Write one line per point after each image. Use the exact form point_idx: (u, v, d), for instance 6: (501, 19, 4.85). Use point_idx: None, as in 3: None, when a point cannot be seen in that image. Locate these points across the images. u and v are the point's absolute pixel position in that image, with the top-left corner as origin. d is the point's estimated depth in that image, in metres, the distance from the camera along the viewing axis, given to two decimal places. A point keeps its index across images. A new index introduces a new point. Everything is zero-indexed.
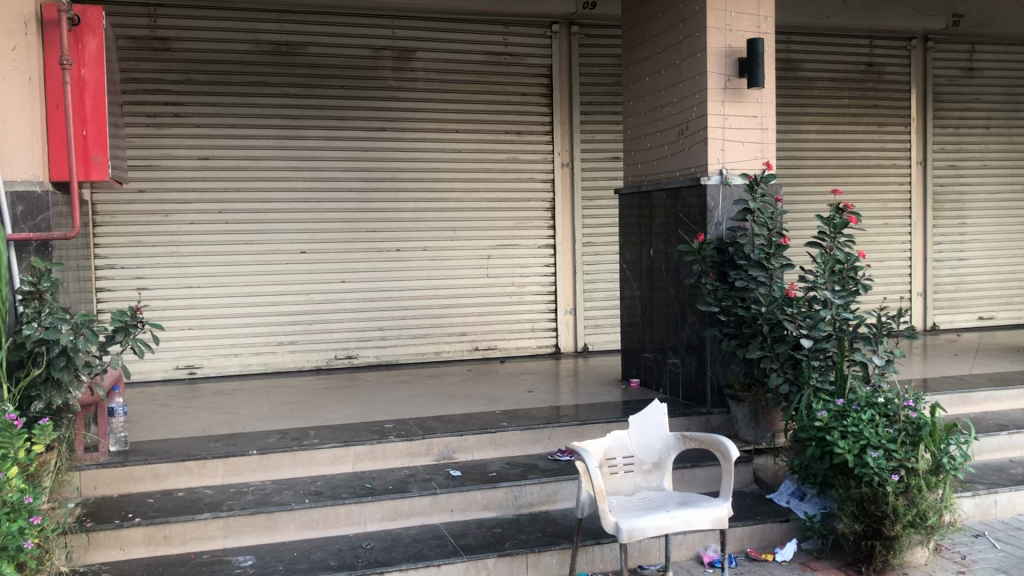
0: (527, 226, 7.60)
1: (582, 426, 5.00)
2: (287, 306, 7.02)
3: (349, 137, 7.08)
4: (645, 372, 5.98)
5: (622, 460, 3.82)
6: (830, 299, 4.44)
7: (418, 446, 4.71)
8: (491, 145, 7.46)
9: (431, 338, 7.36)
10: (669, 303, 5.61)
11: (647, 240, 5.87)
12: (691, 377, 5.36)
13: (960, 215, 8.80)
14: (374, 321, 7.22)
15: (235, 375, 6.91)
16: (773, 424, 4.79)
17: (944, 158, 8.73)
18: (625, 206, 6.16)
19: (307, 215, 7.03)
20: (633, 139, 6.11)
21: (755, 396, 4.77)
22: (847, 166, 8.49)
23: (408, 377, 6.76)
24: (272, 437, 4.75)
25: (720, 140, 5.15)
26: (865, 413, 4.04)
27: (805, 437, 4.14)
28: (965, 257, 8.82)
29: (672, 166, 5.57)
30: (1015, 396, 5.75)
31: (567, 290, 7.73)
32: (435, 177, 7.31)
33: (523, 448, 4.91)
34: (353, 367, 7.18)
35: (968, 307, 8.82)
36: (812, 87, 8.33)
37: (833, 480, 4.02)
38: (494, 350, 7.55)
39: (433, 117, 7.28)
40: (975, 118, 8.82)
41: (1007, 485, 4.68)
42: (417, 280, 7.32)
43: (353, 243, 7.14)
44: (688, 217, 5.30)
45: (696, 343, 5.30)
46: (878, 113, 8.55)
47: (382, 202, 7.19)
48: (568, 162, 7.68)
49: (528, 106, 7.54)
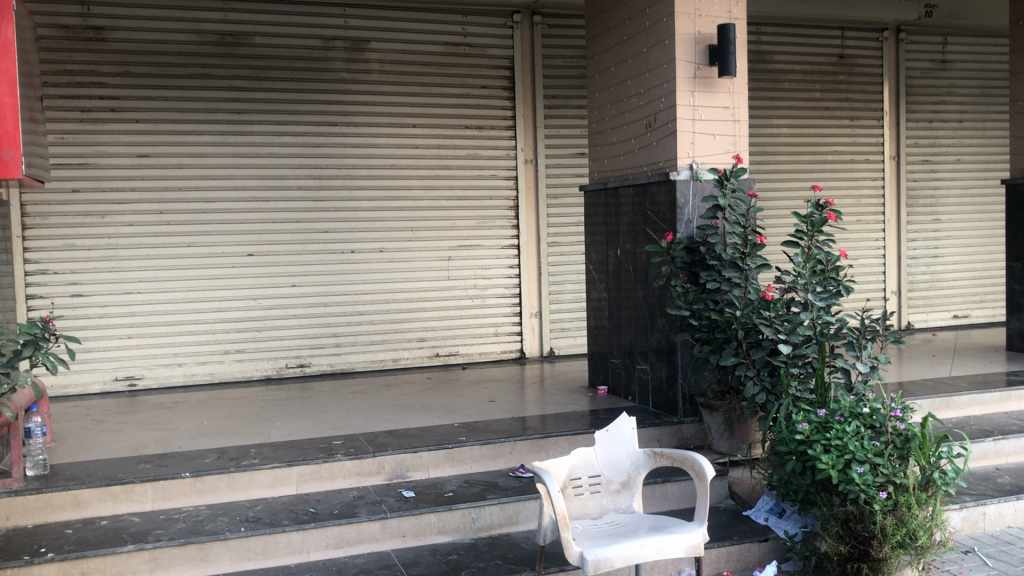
0: (490, 226, 7.25)
1: (546, 439, 4.65)
2: (234, 313, 6.62)
3: (299, 132, 6.69)
4: (613, 379, 5.66)
5: (588, 480, 3.49)
6: (811, 301, 4.12)
7: (369, 465, 4.35)
8: (451, 141, 7.09)
9: (388, 345, 7.00)
10: (637, 306, 5.28)
11: (614, 239, 5.55)
12: (661, 385, 5.05)
13: (934, 211, 8.59)
14: (328, 326, 6.84)
15: (179, 386, 6.51)
16: (749, 434, 4.56)
17: (917, 152, 8.52)
18: (591, 204, 5.85)
19: (254, 215, 6.63)
20: (598, 133, 5.79)
21: (730, 405, 4.52)
22: (819, 161, 8.25)
23: (364, 387, 6.39)
24: (208, 457, 4.36)
25: (691, 132, 4.84)
26: (849, 424, 3.72)
27: (785, 450, 3.81)
28: (939, 254, 8.61)
29: (639, 160, 5.24)
30: (998, 399, 5.50)
31: (532, 292, 7.40)
32: (392, 175, 6.95)
33: (481, 465, 4.55)
34: (306, 376, 6.80)
35: (943, 305, 8.61)
36: (783, 81, 8.07)
37: (816, 498, 3.72)
38: (456, 356, 7.20)
39: (389, 111, 6.91)
40: (948, 112, 8.60)
41: (997, 497, 4.42)
42: (373, 283, 6.95)
43: (304, 244, 6.76)
44: (657, 215, 4.98)
45: (665, 348, 4.98)
46: (850, 107, 8.31)
47: (335, 201, 6.81)
48: (531, 158, 7.34)
49: (489, 100, 7.19)
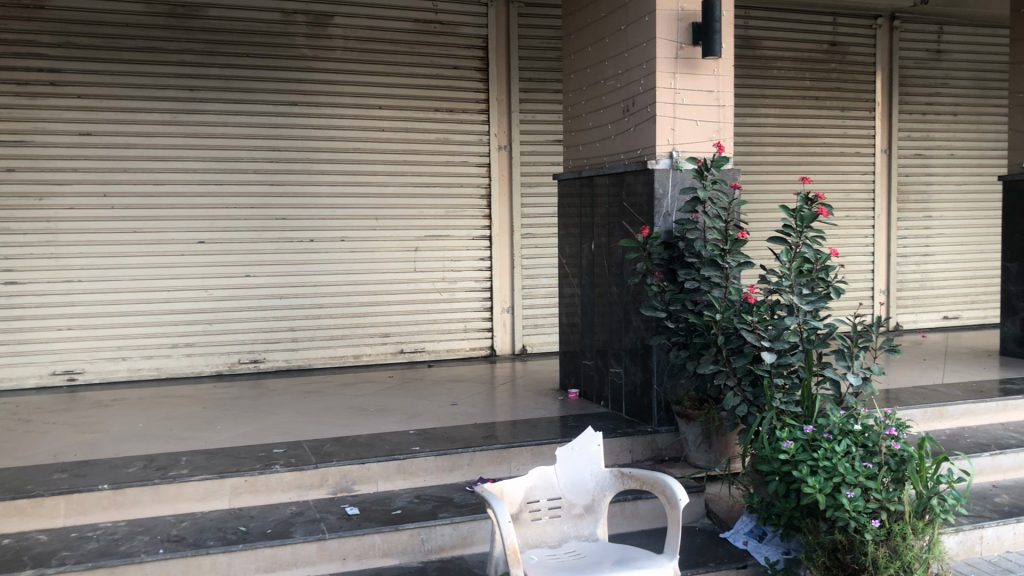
0: (460, 215, 6.83)
1: (508, 449, 4.25)
2: (182, 304, 6.19)
3: (256, 112, 6.26)
4: (585, 382, 5.28)
5: (546, 504, 3.11)
6: (797, 304, 3.73)
7: (311, 477, 3.95)
8: (420, 124, 6.67)
9: (349, 340, 6.59)
10: (612, 305, 4.89)
11: (588, 232, 5.16)
12: (635, 391, 4.67)
13: (926, 208, 8.24)
14: (284, 320, 6.43)
15: (123, 381, 6.08)
16: (729, 448, 4.17)
17: (909, 145, 8.17)
18: (565, 194, 5.45)
19: (207, 199, 6.20)
20: (573, 119, 5.38)
21: (708, 415, 4.14)
22: (807, 153, 7.88)
23: (320, 385, 5.97)
24: (133, 466, 3.94)
25: (671, 118, 4.44)
26: (839, 443, 3.35)
27: (767, 470, 3.44)
28: (930, 253, 8.27)
29: (616, 147, 4.85)
30: (994, 409, 5.16)
31: (503, 286, 7.00)
32: (357, 160, 6.53)
33: (436, 477, 4.15)
34: (260, 372, 6.38)
35: (933, 306, 8.26)
36: (771, 68, 7.68)
37: (801, 524, 3.37)
38: (421, 353, 6.79)
39: (353, 92, 6.48)
40: (942, 104, 8.24)
41: (995, 519, 4.07)
42: (334, 275, 6.53)
43: (260, 232, 6.34)
44: (634, 207, 4.59)
45: (640, 351, 4.59)
46: (841, 97, 7.94)
47: (294, 186, 6.39)
48: (505, 145, 6.93)
49: (461, 82, 6.76)
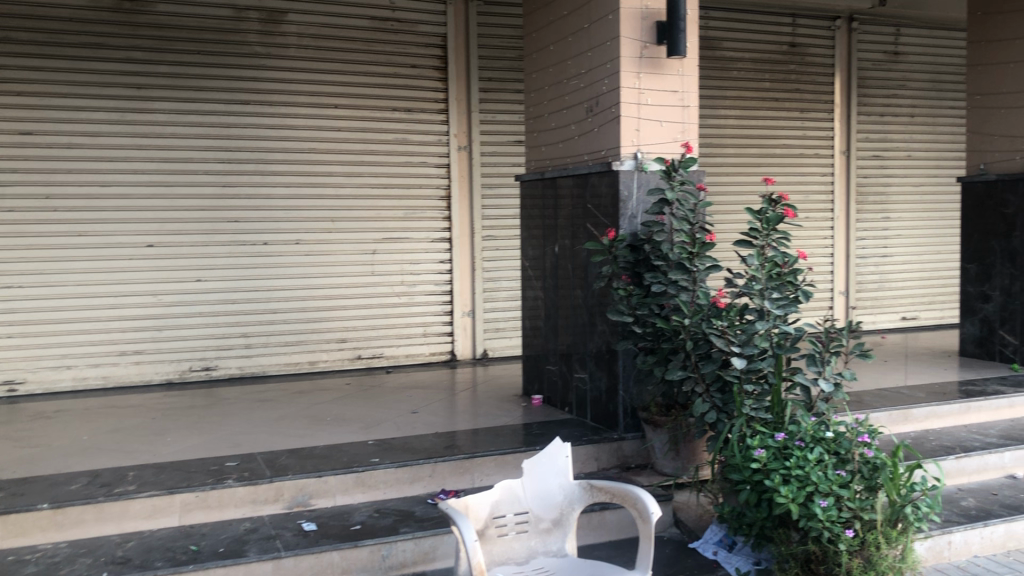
0: (419, 217, 6.68)
1: (471, 460, 4.12)
2: (130, 310, 5.96)
3: (207, 111, 6.05)
4: (549, 387, 5.17)
5: (513, 518, 2.99)
6: (767, 308, 3.63)
7: (265, 492, 3.78)
8: (377, 124, 6.51)
9: (304, 346, 6.41)
10: (576, 309, 4.78)
11: (551, 235, 5.05)
12: (601, 397, 4.56)
13: (884, 209, 8.27)
14: (236, 326, 6.22)
15: (68, 391, 5.84)
16: (696, 454, 4.08)
17: (867, 147, 8.19)
18: (527, 196, 5.34)
19: (156, 201, 5.98)
20: (536, 119, 5.27)
21: (676, 422, 4.05)
22: (767, 155, 7.86)
23: (275, 394, 5.78)
24: (76, 482, 3.74)
25: (636, 118, 4.34)
26: (811, 451, 3.27)
27: (738, 479, 3.35)
28: (888, 254, 8.30)
29: (579, 148, 4.74)
30: (957, 411, 5.14)
31: (463, 289, 6.86)
32: (312, 160, 6.36)
33: (396, 489, 4.00)
34: (212, 380, 6.18)
35: (891, 307, 8.29)
36: (732, 69, 7.65)
37: (772, 534, 3.29)
38: (380, 358, 6.64)
39: (309, 90, 6.30)
40: (900, 105, 8.28)
41: (963, 523, 4.01)
42: (289, 279, 6.35)
43: (211, 235, 6.13)
44: (598, 209, 4.49)
45: (605, 356, 4.49)
46: (800, 98, 7.93)
47: (247, 188, 6.19)
48: (465, 145, 6.78)
49: (419, 81, 6.62)
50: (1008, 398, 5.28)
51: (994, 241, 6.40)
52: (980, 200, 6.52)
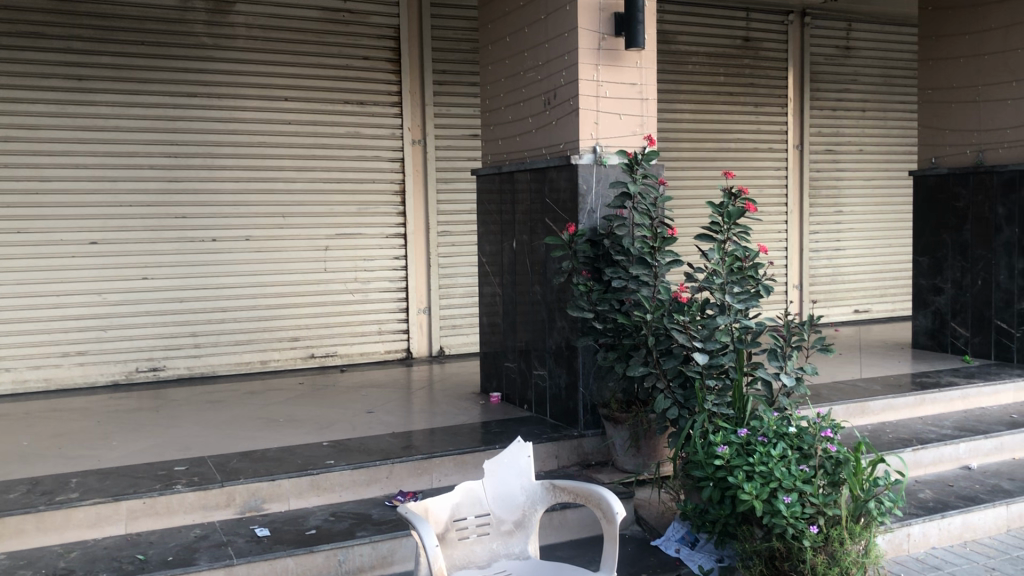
0: (372, 213, 6.56)
1: (430, 460, 4.03)
2: (73, 310, 5.76)
3: (152, 103, 5.86)
4: (507, 385, 5.09)
5: (474, 521, 2.90)
6: (728, 303, 3.59)
7: (216, 497, 3.65)
8: (329, 117, 6.37)
9: (256, 345, 6.26)
10: (535, 305, 4.71)
11: (509, 230, 4.98)
12: (560, 394, 4.50)
13: (836, 203, 8.35)
14: (185, 325, 6.04)
15: (7, 395, 5.61)
16: (657, 451, 4.04)
17: (820, 141, 8.25)
18: (483, 190, 5.25)
19: (98, 197, 5.78)
20: (492, 111, 5.18)
21: (636, 418, 4.00)
22: (722, 149, 7.87)
23: (225, 394, 5.63)
24: (15, 491, 3.57)
25: (594, 111, 4.28)
26: (774, 447, 3.24)
27: (700, 475, 3.31)
28: (841, 247, 8.37)
29: (537, 142, 4.67)
30: (912, 403, 5.18)
31: (419, 285, 6.75)
32: (262, 154, 6.20)
33: (352, 492, 3.89)
34: (160, 381, 5.99)
35: (844, 300, 8.37)
36: (687, 63, 7.63)
37: (736, 531, 3.26)
38: (333, 357, 6.51)
39: (258, 83, 6.14)
40: (851, 100, 8.36)
41: (921, 515, 4.02)
42: (239, 277, 6.19)
43: (157, 231, 5.94)
44: (557, 203, 4.42)
45: (565, 352, 4.43)
46: (755, 92, 7.95)
47: (194, 183, 6.02)
48: (420, 139, 6.68)
49: (372, 73, 6.49)
50: (961, 389, 5.34)
51: (946, 234, 6.47)
52: (931, 193, 6.59)
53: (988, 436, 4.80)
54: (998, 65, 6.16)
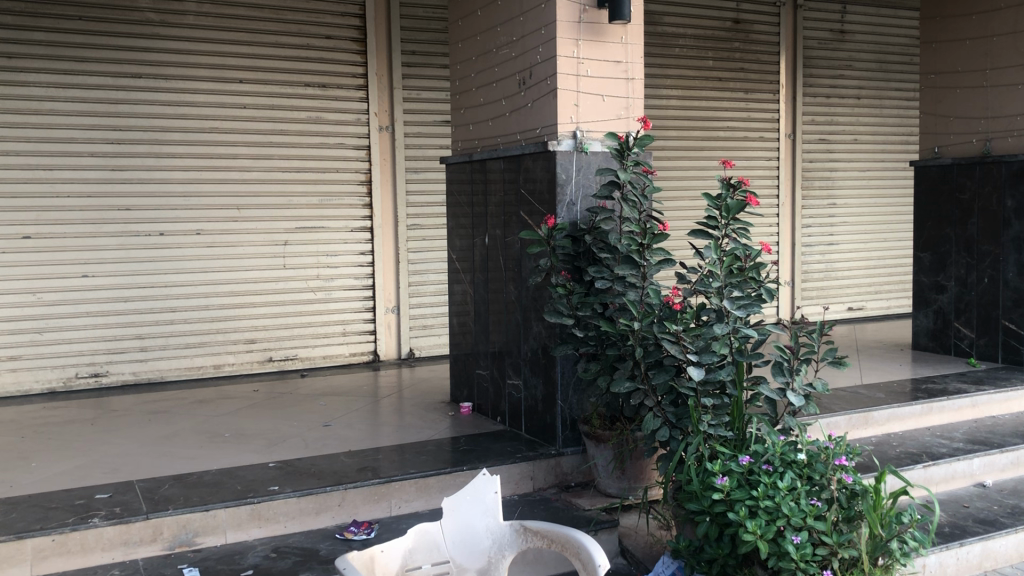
0: (336, 205, 6.08)
1: (388, 485, 3.56)
2: (4, 311, 5.25)
3: (91, 85, 5.35)
4: (479, 394, 4.64)
5: (430, 570, 2.45)
6: (727, 309, 3.12)
7: (140, 531, 3.18)
8: (288, 101, 5.88)
9: (208, 348, 5.77)
10: (509, 308, 4.26)
11: (481, 224, 4.51)
12: (537, 406, 4.05)
13: (830, 194, 7.93)
14: (129, 327, 5.55)
15: None
16: (643, 474, 3.59)
17: (813, 130, 7.83)
18: (453, 180, 4.79)
19: (32, 187, 5.27)
20: (462, 94, 4.71)
21: (621, 437, 3.55)
22: (710, 138, 7.43)
23: (172, 403, 5.13)
24: None
25: (574, 92, 3.82)
26: (783, 477, 2.79)
27: (695, 509, 2.88)
28: (834, 242, 7.96)
29: (511, 126, 4.20)
30: (919, 412, 4.77)
31: (387, 283, 6.28)
32: (215, 141, 5.71)
33: (299, 522, 3.42)
34: (102, 388, 5.50)
35: (837, 297, 7.96)
36: (673, 46, 7.18)
37: (736, 573, 2.82)
38: (294, 361, 6.03)
39: (210, 63, 5.64)
40: (846, 87, 7.93)
41: (937, 544, 3.58)
42: (189, 274, 5.70)
43: (99, 224, 5.44)
44: (533, 195, 3.96)
45: (542, 360, 3.98)
46: (745, 78, 7.50)
47: (140, 172, 5.51)
48: (387, 125, 6.20)
49: (335, 54, 6.00)
50: (970, 396, 4.93)
51: (949, 228, 6.07)
52: (934, 184, 6.17)
53: (1004, 450, 4.39)
54: (1007, 48, 5.76)
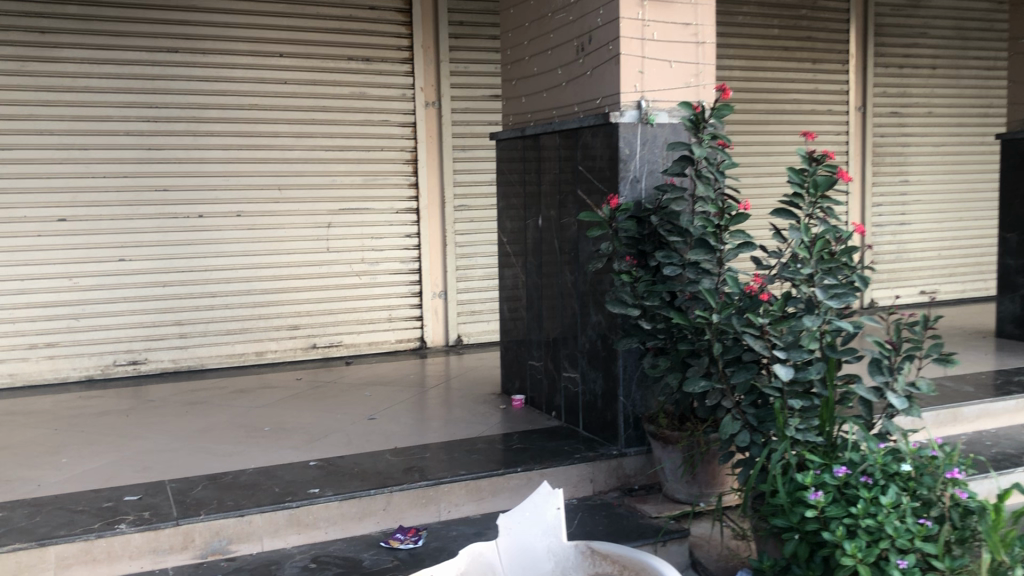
0: (381, 185, 5.80)
1: (436, 488, 3.27)
2: (40, 296, 5.07)
3: (126, 60, 5.12)
4: (532, 387, 4.34)
5: None
6: (818, 299, 2.78)
7: (169, 538, 2.93)
8: (330, 76, 5.61)
9: (249, 335, 5.54)
10: (565, 295, 3.94)
11: (534, 204, 4.19)
12: (596, 403, 3.74)
13: (902, 171, 7.45)
14: (168, 313, 5.34)
15: None
16: (715, 478, 3.27)
17: (885, 102, 7.35)
18: (503, 157, 4.47)
19: (67, 168, 5.06)
20: (514, 64, 4.38)
21: (691, 439, 3.23)
22: (775, 112, 7.00)
23: (212, 393, 4.91)
24: None
25: (639, 57, 3.47)
26: (886, 492, 2.44)
27: (782, 525, 2.55)
28: (907, 222, 7.48)
29: (568, 97, 3.87)
30: (1014, 408, 4.35)
31: (434, 266, 6.00)
32: (254, 118, 5.45)
33: (340, 528, 3.16)
34: (141, 376, 5.31)
35: (910, 280, 7.49)
36: (736, 14, 6.75)
37: None
38: (338, 347, 5.79)
39: (249, 37, 5.38)
40: (921, 56, 7.43)
41: None
42: (230, 257, 5.47)
43: (135, 206, 5.22)
44: (593, 172, 3.63)
45: (602, 353, 3.66)
46: (812, 47, 7.06)
47: (177, 152, 5.28)
48: (434, 101, 5.89)
49: (380, 25, 5.70)
50: None
51: None
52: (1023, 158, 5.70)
53: None
54: None
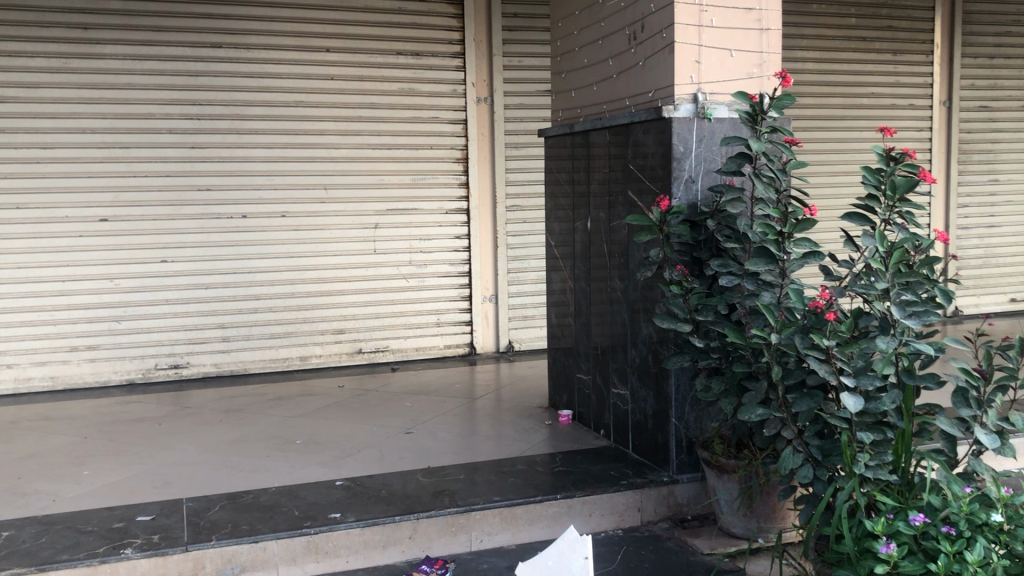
0: (430, 184, 5.57)
1: (467, 515, 3.01)
2: (82, 298, 4.99)
3: (169, 57, 4.99)
4: (580, 402, 4.05)
5: None
6: (893, 319, 2.42)
7: (178, 565, 2.74)
8: (378, 71, 5.40)
9: (293, 339, 5.38)
10: (615, 305, 3.64)
11: (583, 207, 3.90)
12: (646, 423, 3.44)
13: (991, 170, 6.92)
14: (211, 316, 5.21)
15: (9, 396, 4.89)
16: (776, 512, 2.94)
17: (973, 96, 6.84)
18: (552, 155, 4.18)
19: (108, 167, 4.95)
20: (564, 56, 4.09)
21: (749, 469, 2.91)
22: (852, 107, 6.56)
23: (251, 400, 4.75)
24: None
25: (696, 45, 3.15)
26: (973, 546, 2.09)
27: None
28: (995, 224, 6.95)
29: (619, 90, 3.57)
30: None
31: (485, 268, 5.75)
32: (300, 115, 5.28)
33: (361, 557, 2.92)
34: (182, 380, 5.19)
35: (998, 287, 6.95)
36: (811, 2, 6.34)
37: None
38: (384, 353, 5.58)
39: (294, 31, 5.20)
40: (1013, 46, 6.90)
41: None
42: (273, 259, 5.30)
43: (177, 206, 5.09)
44: (645, 172, 3.32)
45: (653, 369, 3.35)
46: (893, 38, 6.60)
47: (221, 150, 5.14)
48: (485, 97, 5.65)
49: (430, 18, 5.47)
50: None
51: None
52: None
53: None
54: None
